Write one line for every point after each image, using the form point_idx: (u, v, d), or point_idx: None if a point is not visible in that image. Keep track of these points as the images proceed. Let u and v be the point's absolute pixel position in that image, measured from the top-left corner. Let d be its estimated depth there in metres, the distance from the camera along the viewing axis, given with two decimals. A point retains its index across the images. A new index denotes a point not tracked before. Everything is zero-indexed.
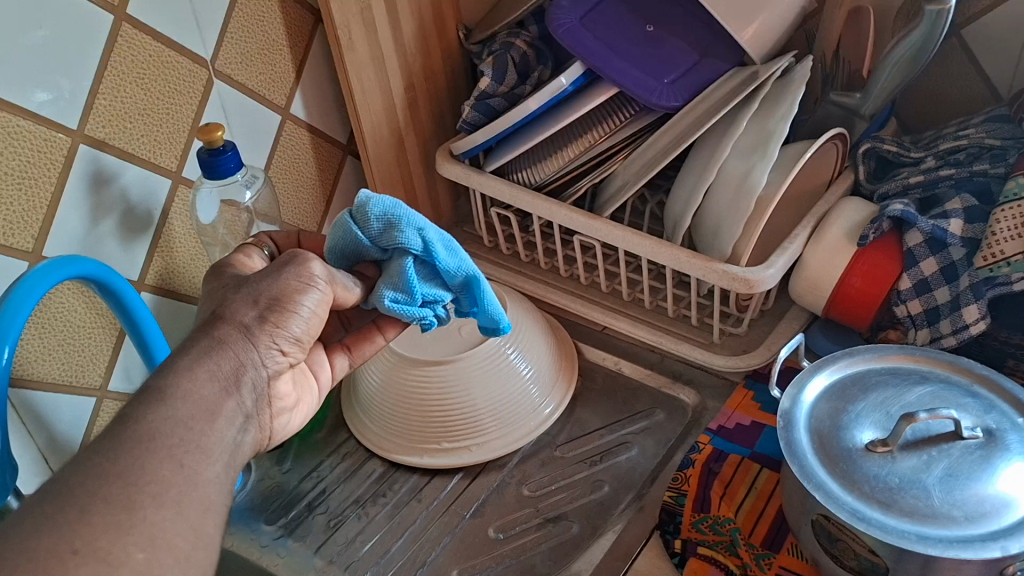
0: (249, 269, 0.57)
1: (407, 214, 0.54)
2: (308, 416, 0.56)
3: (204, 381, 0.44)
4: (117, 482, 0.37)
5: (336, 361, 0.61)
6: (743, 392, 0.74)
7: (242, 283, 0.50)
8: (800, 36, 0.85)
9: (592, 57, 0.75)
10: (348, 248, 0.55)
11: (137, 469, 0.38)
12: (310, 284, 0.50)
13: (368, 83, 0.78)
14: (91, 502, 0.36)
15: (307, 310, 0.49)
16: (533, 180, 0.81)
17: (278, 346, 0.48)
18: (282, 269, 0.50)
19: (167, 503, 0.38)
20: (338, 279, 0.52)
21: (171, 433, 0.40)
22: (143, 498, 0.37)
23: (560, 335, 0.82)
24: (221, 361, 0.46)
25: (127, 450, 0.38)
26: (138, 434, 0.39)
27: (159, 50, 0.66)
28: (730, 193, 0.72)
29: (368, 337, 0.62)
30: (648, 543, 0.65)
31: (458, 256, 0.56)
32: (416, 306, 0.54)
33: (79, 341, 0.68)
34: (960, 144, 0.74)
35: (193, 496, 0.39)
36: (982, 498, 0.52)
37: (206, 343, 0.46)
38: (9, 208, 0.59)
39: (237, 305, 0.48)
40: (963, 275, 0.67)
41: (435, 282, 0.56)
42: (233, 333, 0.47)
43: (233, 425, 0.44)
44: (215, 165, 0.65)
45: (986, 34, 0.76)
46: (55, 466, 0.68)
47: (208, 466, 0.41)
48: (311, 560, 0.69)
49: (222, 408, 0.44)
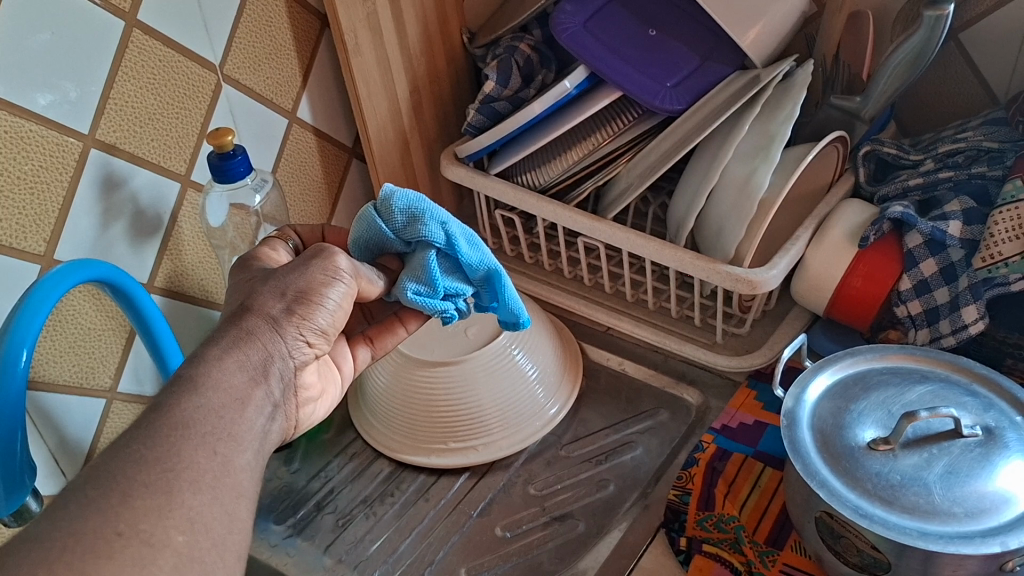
0: (275, 262, 0.58)
1: (430, 208, 0.55)
2: (331, 406, 0.58)
3: (233, 370, 0.45)
4: (157, 469, 0.38)
5: (359, 353, 0.62)
6: (746, 392, 0.75)
7: (269, 275, 0.52)
8: (800, 40, 0.86)
9: (596, 61, 0.76)
10: (372, 241, 0.56)
11: (173, 455, 0.39)
12: (334, 277, 0.51)
13: (374, 87, 0.79)
14: (132, 487, 0.37)
15: (332, 303, 0.51)
16: (538, 182, 0.82)
17: (304, 338, 0.50)
18: (308, 263, 0.51)
19: (203, 489, 0.40)
20: (362, 272, 0.54)
21: (204, 420, 0.42)
22: (172, 494, 0.38)
23: (565, 335, 0.83)
24: (249, 351, 0.47)
25: (163, 437, 0.40)
26: (171, 423, 0.41)
27: (169, 55, 0.67)
28: (733, 195, 0.73)
29: (390, 329, 0.63)
30: (654, 540, 0.66)
31: (479, 250, 0.57)
32: (438, 299, 0.55)
33: (89, 343, 0.68)
34: (958, 146, 0.75)
35: (226, 484, 0.41)
36: (982, 494, 0.52)
37: (226, 343, 0.47)
38: (21, 212, 0.60)
39: (266, 298, 0.50)
40: (962, 275, 0.69)
41: (457, 276, 0.57)
42: (261, 324, 0.49)
43: (263, 411, 0.46)
44: (226, 169, 0.66)
45: (984, 38, 0.77)
46: (66, 466, 0.69)
47: (239, 455, 0.43)
48: (321, 559, 0.69)
49: (251, 398, 0.45)
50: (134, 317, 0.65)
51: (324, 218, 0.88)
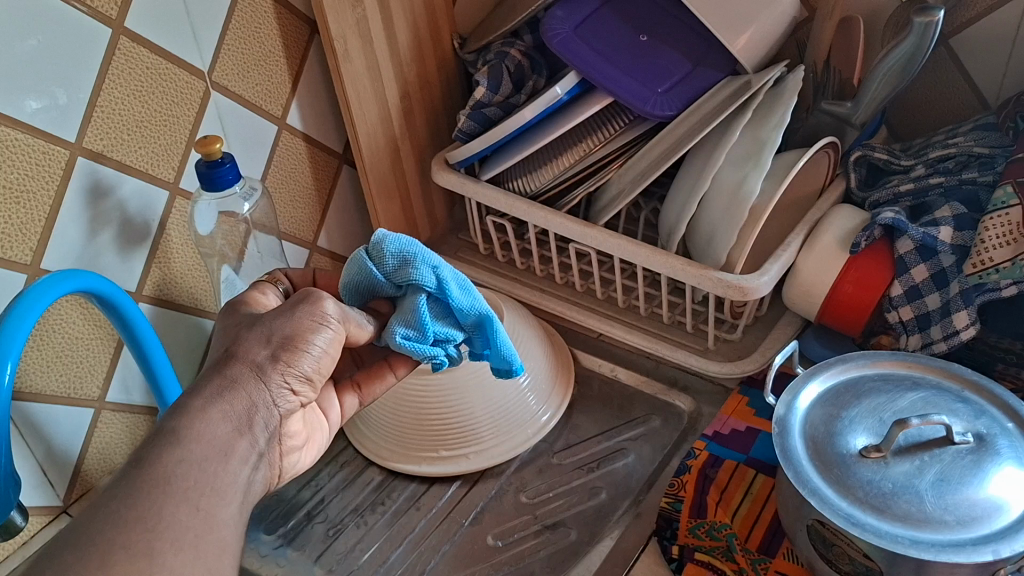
0: (262, 306, 0.58)
1: (422, 252, 0.55)
2: (317, 454, 0.57)
3: (217, 421, 0.46)
4: (136, 528, 0.39)
5: (345, 401, 0.62)
6: (738, 397, 0.75)
7: (256, 320, 0.52)
8: (791, 45, 0.86)
9: (587, 67, 0.76)
10: (364, 285, 0.56)
11: (154, 514, 0.40)
12: (321, 323, 0.51)
13: (364, 93, 0.79)
14: (112, 551, 0.38)
15: (318, 349, 0.51)
16: (529, 188, 0.82)
17: (288, 385, 0.50)
18: (296, 308, 0.51)
19: (184, 548, 0.40)
20: (351, 317, 0.53)
21: (186, 475, 0.42)
22: (153, 555, 0.39)
23: (557, 343, 0.82)
24: (234, 401, 0.47)
25: (144, 495, 0.40)
26: (154, 477, 0.41)
27: (156, 62, 0.66)
28: (724, 201, 0.73)
29: (379, 375, 0.62)
30: (647, 547, 0.66)
31: (470, 296, 0.57)
32: (427, 344, 0.55)
33: (76, 353, 0.68)
34: (949, 152, 0.75)
35: (209, 539, 0.41)
36: (974, 502, 0.52)
37: (211, 391, 0.47)
38: (7, 221, 0.59)
39: (250, 344, 0.50)
40: (953, 282, 0.69)
41: (448, 321, 0.56)
42: (246, 372, 0.48)
43: (247, 463, 0.46)
44: (214, 178, 0.65)
45: (974, 43, 0.77)
46: (53, 476, 0.69)
47: (224, 508, 0.43)
48: (312, 569, 0.69)
49: (234, 449, 0.46)
50: (132, 346, 0.65)
51: (311, 237, 0.86)
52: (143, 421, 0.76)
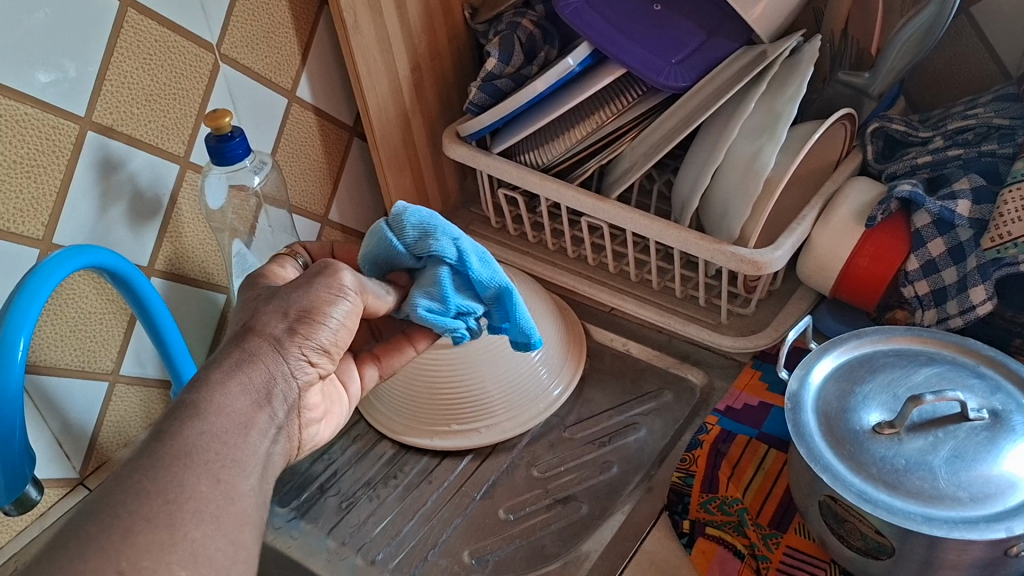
0: (282, 278, 0.58)
1: (442, 225, 0.56)
2: (336, 427, 0.57)
3: (236, 394, 0.46)
4: (158, 499, 0.39)
5: (365, 372, 0.61)
6: (751, 372, 0.75)
7: (273, 292, 0.51)
8: (808, 14, 0.85)
9: (598, 37, 0.74)
10: (382, 257, 0.57)
11: (175, 485, 0.40)
12: (339, 295, 0.50)
13: (374, 66, 0.78)
14: (135, 522, 0.38)
15: (336, 321, 0.50)
16: (541, 161, 0.81)
17: (306, 356, 0.50)
18: (312, 280, 0.51)
19: (207, 519, 0.40)
20: (369, 288, 0.53)
21: (207, 446, 0.43)
22: (176, 524, 0.39)
23: (569, 317, 0.82)
24: (253, 373, 0.47)
25: (165, 466, 0.40)
26: (174, 449, 0.41)
27: (164, 34, 0.66)
28: (738, 174, 0.72)
29: (397, 348, 0.62)
30: (657, 522, 0.67)
31: (491, 269, 0.57)
32: (450, 316, 0.54)
33: (90, 327, 0.68)
34: (967, 123, 0.74)
35: (230, 511, 0.42)
36: (987, 479, 0.52)
37: (229, 363, 0.47)
38: (18, 196, 0.60)
39: (269, 317, 0.50)
40: (971, 255, 0.68)
41: (467, 293, 0.56)
42: (264, 345, 0.49)
43: (266, 435, 0.47)
44: (224, 152, 0.65)
45: (996, 12, 0.75)
46: (68, 449, 0.70)
47: (244, 480, 0.43)
48: (325, 542, 0.70)
49: (254, 422, 0.46)
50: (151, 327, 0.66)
51: (322, 211, 0.86)
52: (158, 394, 0.76)
